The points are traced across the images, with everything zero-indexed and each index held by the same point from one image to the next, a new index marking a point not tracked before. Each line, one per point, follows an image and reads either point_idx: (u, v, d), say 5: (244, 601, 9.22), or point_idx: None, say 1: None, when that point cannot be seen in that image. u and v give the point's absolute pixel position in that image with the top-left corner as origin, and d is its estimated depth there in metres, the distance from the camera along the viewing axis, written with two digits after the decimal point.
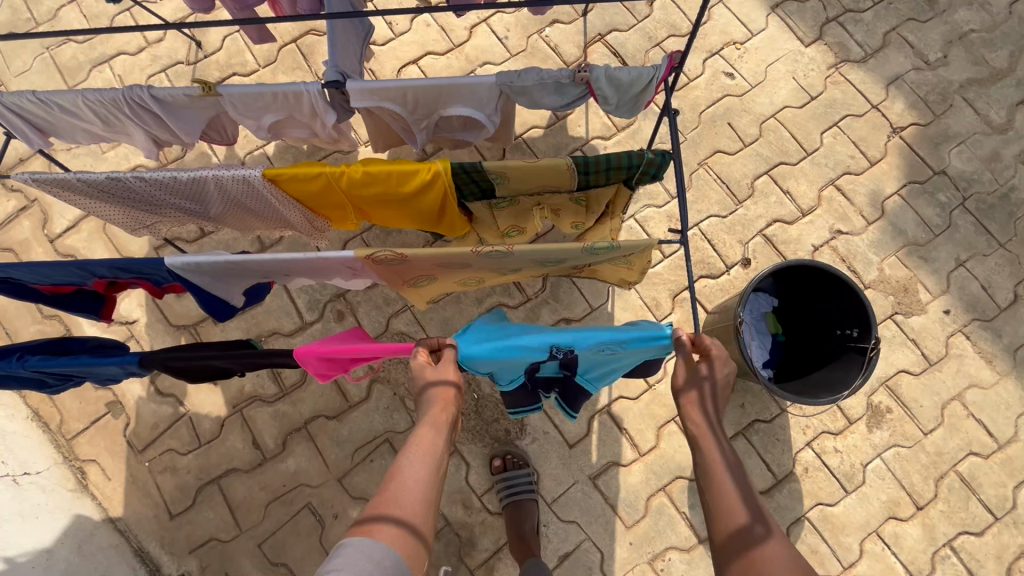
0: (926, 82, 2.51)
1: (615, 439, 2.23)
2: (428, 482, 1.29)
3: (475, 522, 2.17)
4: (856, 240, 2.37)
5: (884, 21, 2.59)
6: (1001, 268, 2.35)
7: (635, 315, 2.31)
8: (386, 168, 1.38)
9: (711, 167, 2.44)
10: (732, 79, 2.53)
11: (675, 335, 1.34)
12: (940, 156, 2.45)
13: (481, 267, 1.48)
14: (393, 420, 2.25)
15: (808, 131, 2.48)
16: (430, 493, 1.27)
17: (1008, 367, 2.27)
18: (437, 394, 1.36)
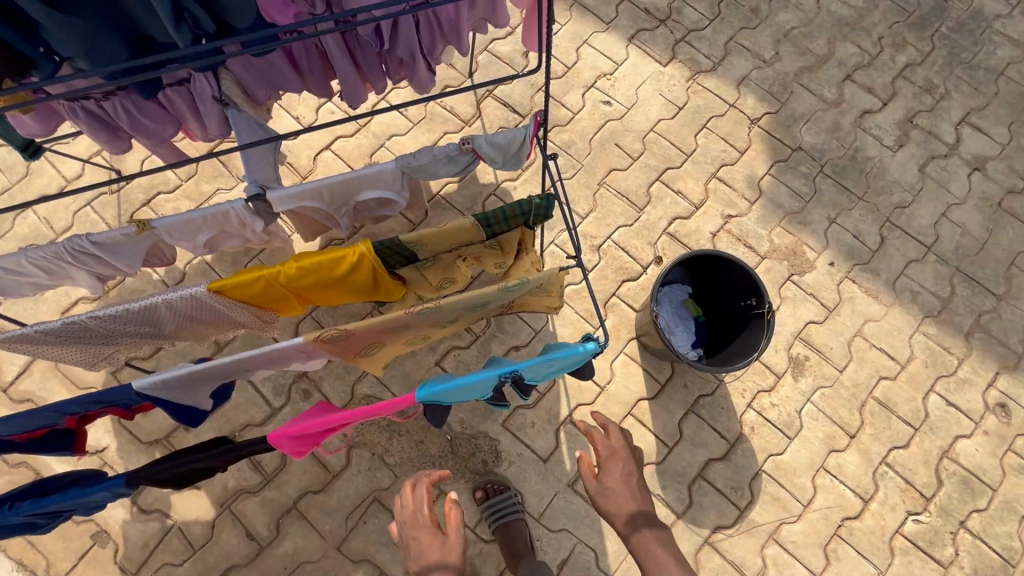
0: (768, 77, 2.95)
1: (583, 444, 2.44)
2: None
3: (474, 554, 2.32)
4: (745, 220, 2.72)
5: (722, 34, 3.03)
6: (865, 218, 2.75)
7: (575, 328, 2.57)
8: (317, 258, 1.58)
9: (609, 185, 2.76)
10: (610, 106, 2.89)
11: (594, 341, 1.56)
12: (794, 135, 2.86)
13: (420, 323, 1.68)
14: (378, 478, 2.38)
15: (683, 137, 2.85)
16: None
17: (892, 298, 2.64)
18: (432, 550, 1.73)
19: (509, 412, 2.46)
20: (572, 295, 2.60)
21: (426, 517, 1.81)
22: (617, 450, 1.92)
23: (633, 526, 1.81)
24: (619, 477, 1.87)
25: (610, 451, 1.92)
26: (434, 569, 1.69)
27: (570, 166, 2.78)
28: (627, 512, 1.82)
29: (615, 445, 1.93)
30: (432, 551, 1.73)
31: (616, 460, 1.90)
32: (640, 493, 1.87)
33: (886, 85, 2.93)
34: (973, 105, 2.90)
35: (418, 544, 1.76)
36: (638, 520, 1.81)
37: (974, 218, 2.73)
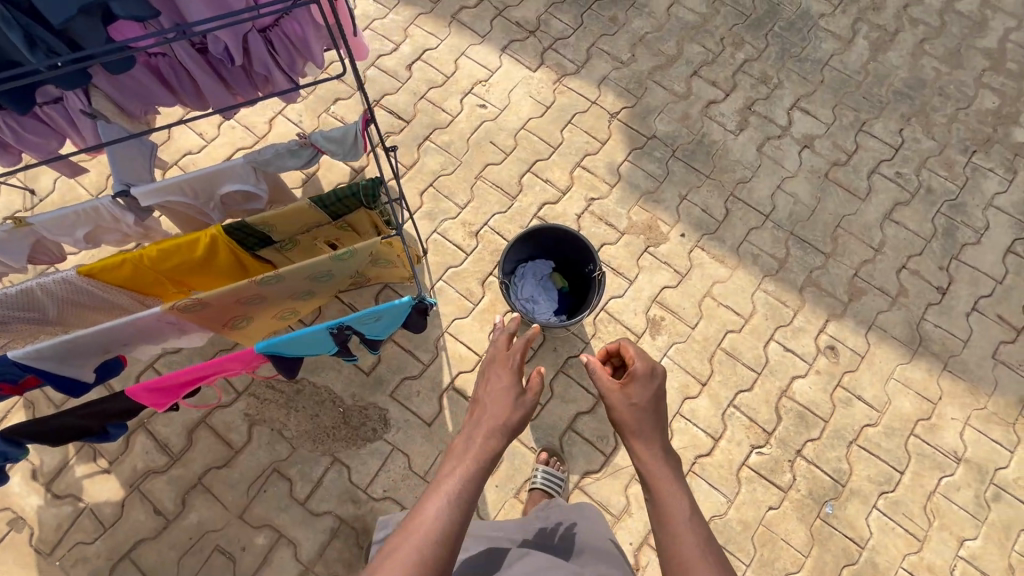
0: (625, 76, 3.33)
1: (464, 408, 2.72)
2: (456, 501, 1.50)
3: (366, 512, 2.56)
4: (606, 201, 3.07)
5: (585, 41, 3.41)
6: (712, 193, 3.11)
7: (456, 305, 2.86)
8: (174, 242, 1.85)
9: (485, 178, 3.09)
10: (485, 108, 3.23)
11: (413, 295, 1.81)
12: (648, 125, 3.23)
13: (275, 295, 1.97)
14: (277, 451, 2.62)
15: (551, 133, 3.20)
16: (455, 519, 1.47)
17: (736, 261, 2.99)
18: (501, 398, 1.77)
19: (397, 383, 2.73)
20: (453, 276, 2.90)
21: (506, 385, 1.80)
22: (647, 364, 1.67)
23: (645, 447, 1.52)
24: (646, 394, 1.61)
25: (644, 363, 1.67)
26: (493, 424, 1.70)
27: (450, 163, 3.10)
28: (642, 432, 1.55)
29: (639, 363, 1.65)
30: (490, 408, 1.75)
31: (650, 373, 1.65)
32: (660, 419, 1.59)
33: (728, 79, 3.34)
34: (801, 92, 3.32)
35: (494, 382, 1.82)
36: (652, 443, 1.53)
37: (805, 188, 3.12)
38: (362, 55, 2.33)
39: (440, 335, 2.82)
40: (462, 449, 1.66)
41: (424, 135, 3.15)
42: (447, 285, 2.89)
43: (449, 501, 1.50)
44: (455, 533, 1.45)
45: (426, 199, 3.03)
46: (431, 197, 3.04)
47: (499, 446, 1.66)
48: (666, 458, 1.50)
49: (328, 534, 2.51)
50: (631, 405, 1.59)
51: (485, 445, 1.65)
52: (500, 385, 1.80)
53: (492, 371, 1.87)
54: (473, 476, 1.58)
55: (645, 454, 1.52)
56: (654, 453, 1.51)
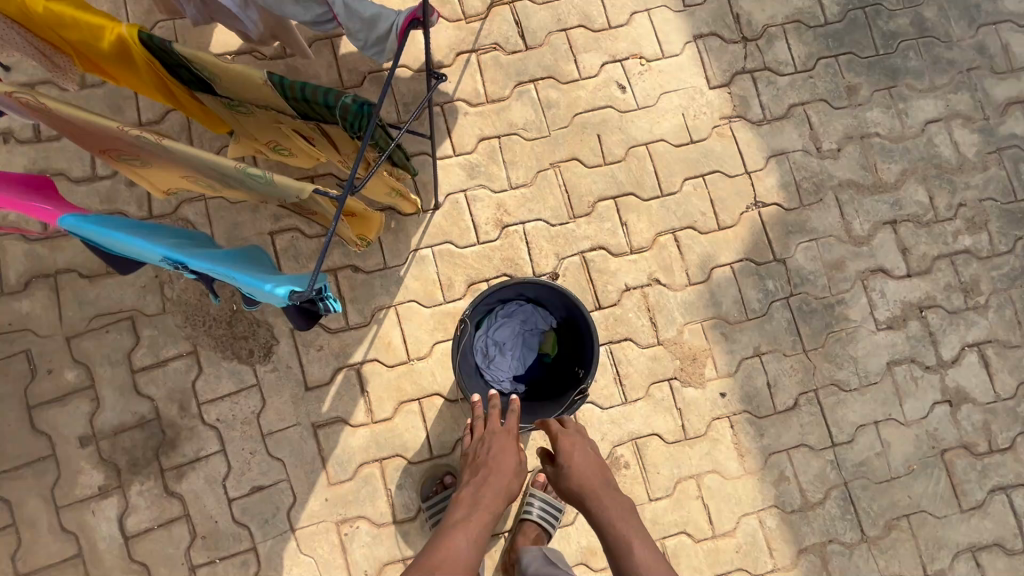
0: (808, 168, 2.40)
1: (352, 397, 2.19)
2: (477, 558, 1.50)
3: (184, 426, 2.14)
4: (668, 294, 2.30)
5: (796, 92, 2.44)
6: (794, 372, 2.29)
7: (424, 286, 2.25)
8: (73, 14, 1.28)
9: (561, 172, 2.34)
10: (622, 93, 2.41)
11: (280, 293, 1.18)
12: (786, 245, 2.35)
13: (167, 160, 1.40)
14: (144, 301, 2.18)
15: (671, 173, 2.37)
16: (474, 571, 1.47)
17: (756, 466, 2.23)
18: (511, 459, 1.76)
19: None
20: (444, 255, 2.27)
21: (508, 451, 1.78)
22: (579, 431, 1.84)
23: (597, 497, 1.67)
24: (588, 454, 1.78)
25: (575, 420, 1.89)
26: (503, 486, 1.69)
27: (535, 128, 2.36)
28: (585, 479, 1.70)
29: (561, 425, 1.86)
30: (498, 470, 1.72)
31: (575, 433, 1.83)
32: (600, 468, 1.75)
33: (925, 257, 2.36)
34: (999, 337, 2.33)
35: (502, 449, 1.78)
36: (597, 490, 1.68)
37: (905, 448, 2.26)
38: None
39: (384, 306, 2.24)
40: (475, 498, 1.64)
41: (531, 78, 2.39)
42: (430, 259, 2.26)
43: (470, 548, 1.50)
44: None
45: (480, 150, 2.33)
46: (486, 151, 2.34)
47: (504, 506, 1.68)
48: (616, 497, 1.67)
49: (134, 419, 2.12)
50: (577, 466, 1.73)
51: (497, 497, 1.66)
52: (512, 455, 1.78)
53: (491, 437, 1.82)
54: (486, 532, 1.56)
55: (605, 500, 1.65)
56: (607, 495, 1.67)
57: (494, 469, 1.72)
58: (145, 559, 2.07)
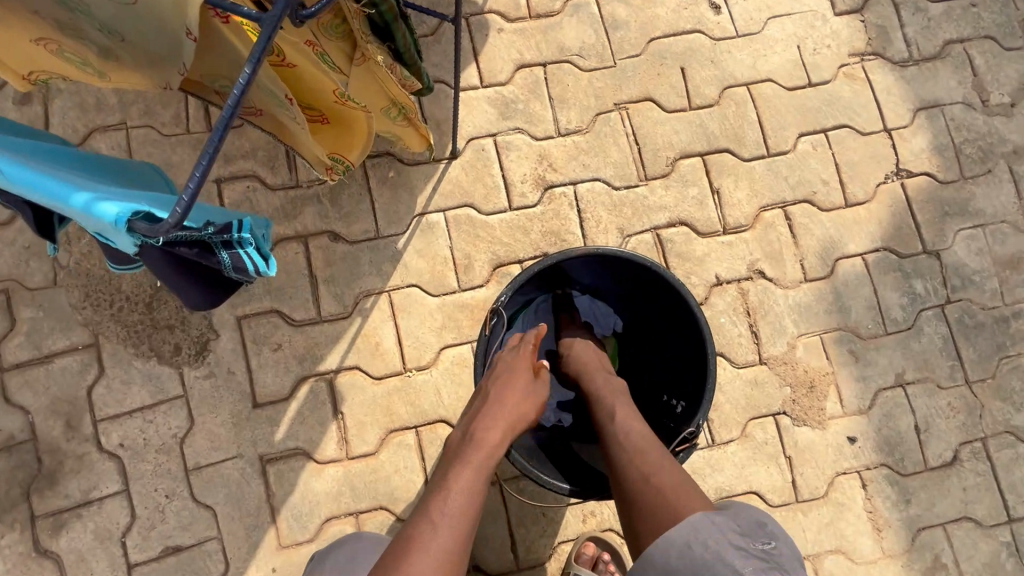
0: (970, 128, 1.72)
1: (320, 421, 1.51)
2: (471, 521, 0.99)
3: (70, 453, 1.46)
4: (776, 292, 1.62)
5: (953, 24, 1.78)
6: (953, 413, 1.60)
7: (431, 267, 1.58)
8: None
9: (629, 116, 1.67)
10: (715, 14, 1.75)
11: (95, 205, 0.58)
12: (942, 231, 1.67)
13: None
14: (27, 268, 1.51)
15: (782, 125, 1.70)
16: (466, 535, 0.97)
17: (900, 548, 1.53)
18: (514, 378, 1.19)
19: (259, 308, 1.53)
20: (461, 222, 1.60)
21: (519, 362, 1.23)
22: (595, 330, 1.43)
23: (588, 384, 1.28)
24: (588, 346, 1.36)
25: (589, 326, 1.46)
26: (505, 419, 1.13)
27: (596, 56, 1.70)
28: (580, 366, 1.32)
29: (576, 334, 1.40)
30: (500, 396, 1.15)
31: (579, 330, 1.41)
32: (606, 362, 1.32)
33: None
34: None
35: (505, 370, 1.20)
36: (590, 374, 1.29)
37: None
38: None
39: (373, 291, 1.56)
40: (469, 434, 1.11)
41: None
42: (441, 228, 1.59)
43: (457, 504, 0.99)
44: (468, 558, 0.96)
45: (518, 81, 1.67)
46: (526, 83, 1.67)
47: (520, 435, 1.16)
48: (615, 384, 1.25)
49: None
50: (573, 357, 1.34)
51: (498, 434, 1.11)
52: (517, 376, 1.20)
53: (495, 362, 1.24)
54: (486, 475, 1.05)
55: (597, 386, 1.26)
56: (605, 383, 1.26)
57: (494, 397, 1.15)
58: None
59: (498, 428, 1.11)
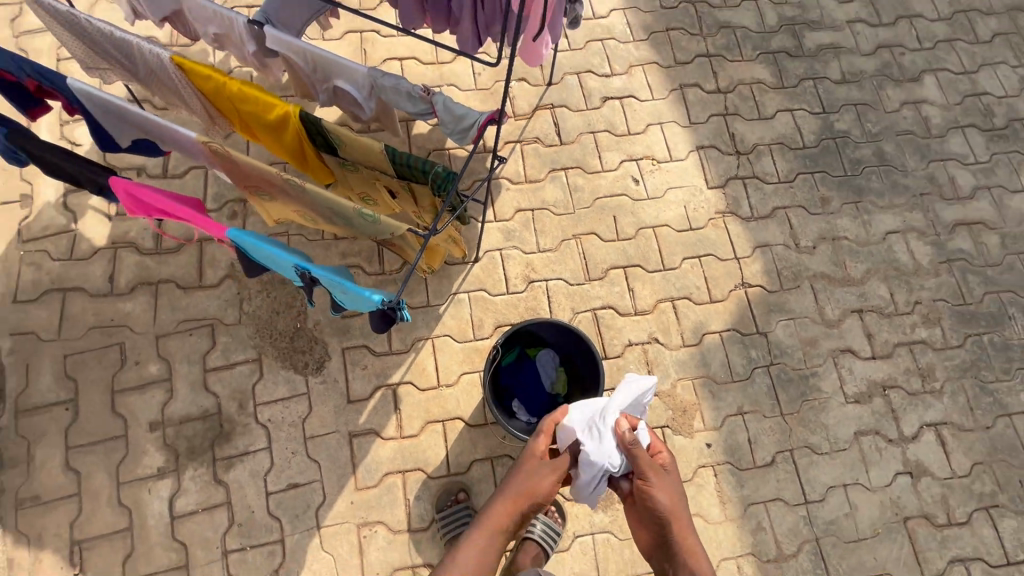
0: (787, 259, 2.86)
1: (386, 413, 2.52)
2: None
3: (239, 423, 2.47)
4: (665, 352, 2.68)
5: (778, 197, 2.97)
6: (772, 432, 2.60)
7: (459, 325, 2.66)
8: (257, 95, 1.82)
9: (581, 243, 2.82)
10: (636, 184, 2.95)
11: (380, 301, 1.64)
12: (768, 321, 2.76)
13: (295, 199, 1.87)
14: (225, 312, 2.60)
15: (673, 252, 2.84)
16: None
17: (736, 514, 2.48)
18: (529, 478, 1.67)
19: (356, 343, 2.59)
20: (478, 300, 2.70)
21: (539, 443, 1.75)
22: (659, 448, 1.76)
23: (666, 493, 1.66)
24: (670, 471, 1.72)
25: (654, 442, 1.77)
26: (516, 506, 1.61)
27: (563, 206, 2.88)
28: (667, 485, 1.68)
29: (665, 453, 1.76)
30: (521, 481, 1.66)
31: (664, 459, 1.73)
32: (675, 473, 1.73)
33: (887, 343, 2.76)
34: (954, 419, 2.67)
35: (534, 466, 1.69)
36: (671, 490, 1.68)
37: (870, 513, 2.52)
38: (533, 61, 2.13)
39: (423, 337, 2.63)
40: (491, 511, 1.61)
41: (563, 166, 2.94)
42: (466, 302, 2.69)
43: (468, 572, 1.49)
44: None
45: (516, 219, 2.83)
46: (521, 220, 2.84)
47: (529, 510, 1.63)
48: (677, 490, 1.69)
49: (199, 412, 2.46)
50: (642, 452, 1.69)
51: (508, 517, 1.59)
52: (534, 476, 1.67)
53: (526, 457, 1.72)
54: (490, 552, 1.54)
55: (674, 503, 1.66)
56: (663, 483, 1.68)
57: (515, 480, 1.67)
58: (186, 539, 2.31)
59: (506, 508, 1.60)
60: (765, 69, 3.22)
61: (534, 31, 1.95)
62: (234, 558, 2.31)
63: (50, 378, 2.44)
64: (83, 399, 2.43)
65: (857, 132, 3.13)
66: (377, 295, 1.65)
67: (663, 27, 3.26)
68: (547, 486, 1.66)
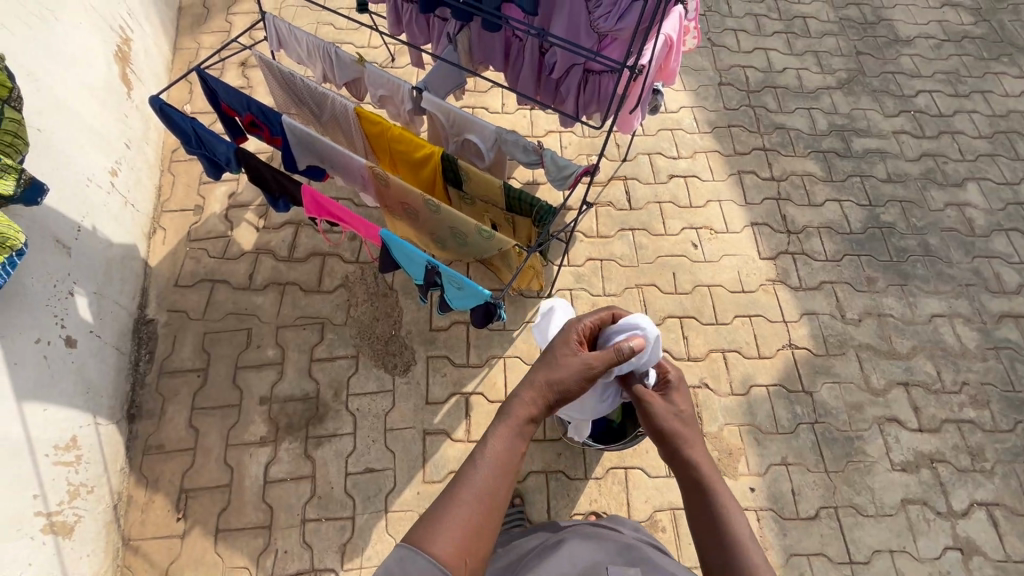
0: (833, 328, 3.10)
1: (458, 417, 2.84)
2: (511, 467, 1.32)
3: (333, 408, 2.85)
4: (714, 397, 2.90)
5: (826, 273, 3.27)
6: (816, 487, 2.71)
7: (528, 349, 3.02)
8: (411, 137, 2.38)
9: (642, 292, 3.19)
10: (694, 248, 3.34)
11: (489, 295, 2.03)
12: (814, 382, 2.95)
13: (425, 219, 2.38)
14: (335, 314, 3.08)
15: (726, 310, 3.14)
16: (505, 478, 1.30)
17: (778, 562, 2.55)
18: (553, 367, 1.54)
19: (439, 353, 2.98)
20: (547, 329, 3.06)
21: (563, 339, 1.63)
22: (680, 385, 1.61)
23: (673, 420, 1.51)
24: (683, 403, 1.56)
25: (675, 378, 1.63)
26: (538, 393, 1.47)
27: (629, 259, 3.29)
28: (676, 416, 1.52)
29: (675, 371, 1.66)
30: (545, 373, 1.52)
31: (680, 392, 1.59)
32: (685, 392, 1.59)
33: (934, 418, 2.87)
34: (1006, 501, 2.68)
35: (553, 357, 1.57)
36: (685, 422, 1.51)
37: None
38: (625, 129, 2.55)
39: (496, 355, 3.00)
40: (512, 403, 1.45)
41: (631, 226, 3.40)
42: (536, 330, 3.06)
43: (497, 459, 1.31)
44: (504, 495, 1.27)
45: (587, 266, 3.26)
46: (591, 267, 3.25)
47: (558, 401, 1.49)
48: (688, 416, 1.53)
49: (301, 394, 2.88)
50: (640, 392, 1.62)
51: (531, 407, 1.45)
52: (563, 363, 1.54)
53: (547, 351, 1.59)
54: (517, 437, 1.38)
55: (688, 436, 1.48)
56: (669, 410, 1.55)
57: (541, 372, 1.53)
58: (273, 502, 2.63)
59: (533, 395, 1.47)
60: (816, 164, 3.67)
61: (630, 106, 2.40)
62: (310, 527, 2.59)
63: (190, 349, 2.95)
64: (212, 370, 2.91)
65: (903, 224, 3.45)
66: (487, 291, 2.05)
67: (725, 123, 3.82)
68: (577, 373, 1.52)
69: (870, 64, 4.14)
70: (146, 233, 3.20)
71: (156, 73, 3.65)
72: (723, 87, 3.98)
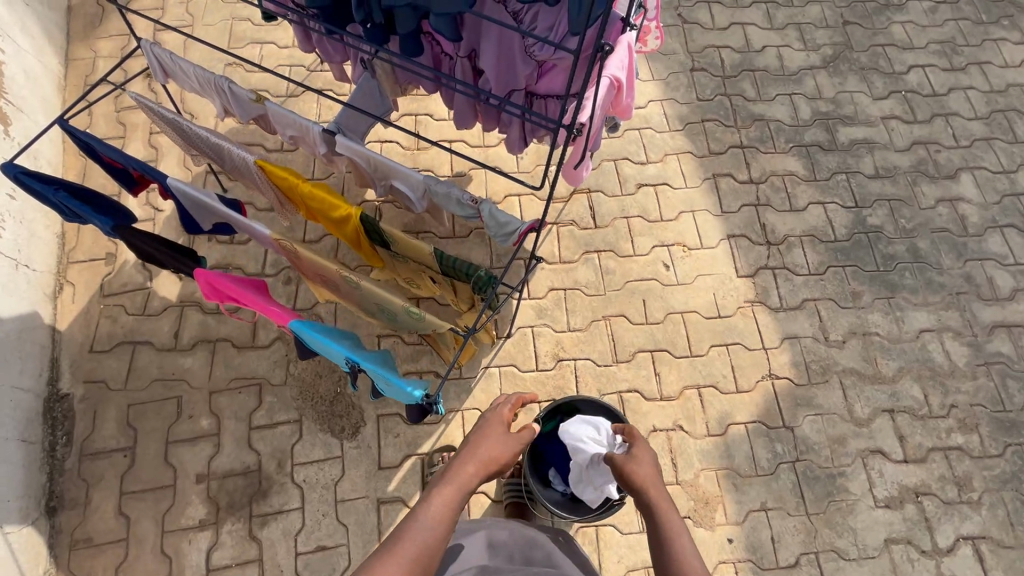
0: (816, 352, 2.88)
1: (414, 482, 2.63)
2: (445, 525, 1.31)
3: (277, 481, 2.61)
4: (689, 440, 2.70)
5: (809, 289, 3.02)
6: (796, 532, 2.57)
7: (488, 398, 2.77)
8: (324, 196, 2.01)
9: (610, 324, 2.92)
10: (666, 269, 3.05)
11: (418, 396, 1.76)
12: (795, 415, 2.76)
13: (347, 292, 2.04)
14: (273, 373, 2.78)
15: (700, 340, 2.90)
16: (440, 536, 1.28)
17: None
18: (491, 434, 1.60)
19: (390, 412, 2.73)
20: (508, 375, 2.81)
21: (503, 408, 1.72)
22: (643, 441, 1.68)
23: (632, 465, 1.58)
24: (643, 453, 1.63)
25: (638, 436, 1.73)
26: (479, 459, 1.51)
27: (595, 287, 3.00)
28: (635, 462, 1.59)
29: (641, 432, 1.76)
30: (486, 440, 1.57)
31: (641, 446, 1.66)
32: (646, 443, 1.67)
33: (921, 447, 2.71)
34: (992, 534, 2.57)
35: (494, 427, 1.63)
36: (643, 468, 1.57)
37: None
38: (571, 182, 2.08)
39: (453, 409, 2.75)
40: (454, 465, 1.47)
41: (596, 248, 3.08)
42: (497, 376, 2.81)
43: (437, 517, 1.30)
44: (443, 547, 1.27)
45: (549, 298, 2.96)
46: (554, 298, 2.96)
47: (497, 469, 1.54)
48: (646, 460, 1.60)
49: (241, 467, 2.63)
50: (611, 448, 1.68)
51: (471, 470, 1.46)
52: (503, 434, 1.62)
53: (488, 421, 1.66)
54: (458, 499, 1.37)
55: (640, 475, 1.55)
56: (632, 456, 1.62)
57: (481, 438, 1.58)
58: None
59: (474, 460, 1.49)
60: (797, 161, 3.33)
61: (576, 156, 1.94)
62: None
63: (113, 426, 2.66)
64: (140, 448, 2.64)
65: (890, 227, 3.17)
66: (418, 390, 1.78)
67: (698, 117, 3.43)
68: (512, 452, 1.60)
69: (858, 35, 3.71)
70: (49, 293, 2.83)
71: (45, 95, 3.16)
72: (696, 73, 3.55)
